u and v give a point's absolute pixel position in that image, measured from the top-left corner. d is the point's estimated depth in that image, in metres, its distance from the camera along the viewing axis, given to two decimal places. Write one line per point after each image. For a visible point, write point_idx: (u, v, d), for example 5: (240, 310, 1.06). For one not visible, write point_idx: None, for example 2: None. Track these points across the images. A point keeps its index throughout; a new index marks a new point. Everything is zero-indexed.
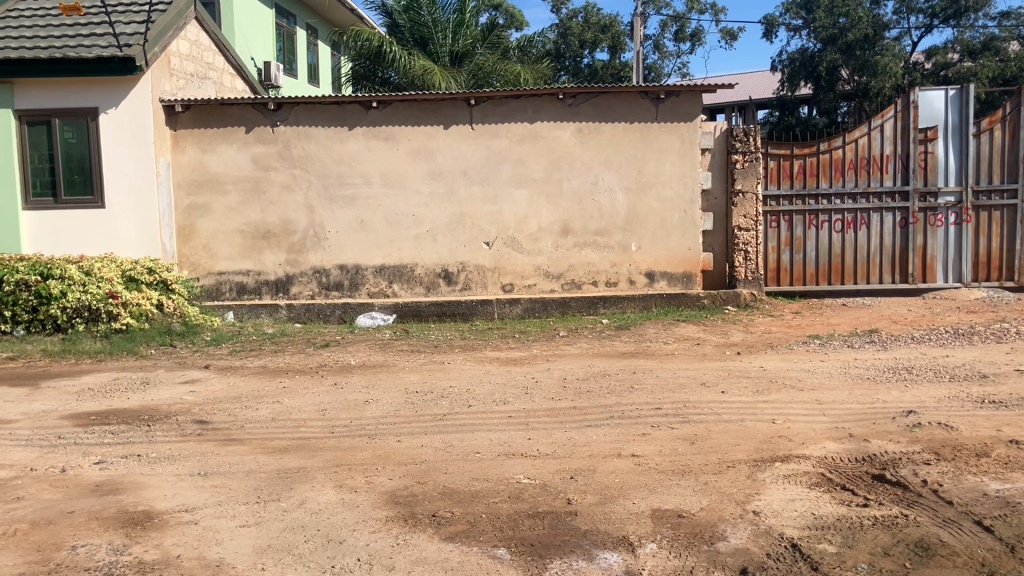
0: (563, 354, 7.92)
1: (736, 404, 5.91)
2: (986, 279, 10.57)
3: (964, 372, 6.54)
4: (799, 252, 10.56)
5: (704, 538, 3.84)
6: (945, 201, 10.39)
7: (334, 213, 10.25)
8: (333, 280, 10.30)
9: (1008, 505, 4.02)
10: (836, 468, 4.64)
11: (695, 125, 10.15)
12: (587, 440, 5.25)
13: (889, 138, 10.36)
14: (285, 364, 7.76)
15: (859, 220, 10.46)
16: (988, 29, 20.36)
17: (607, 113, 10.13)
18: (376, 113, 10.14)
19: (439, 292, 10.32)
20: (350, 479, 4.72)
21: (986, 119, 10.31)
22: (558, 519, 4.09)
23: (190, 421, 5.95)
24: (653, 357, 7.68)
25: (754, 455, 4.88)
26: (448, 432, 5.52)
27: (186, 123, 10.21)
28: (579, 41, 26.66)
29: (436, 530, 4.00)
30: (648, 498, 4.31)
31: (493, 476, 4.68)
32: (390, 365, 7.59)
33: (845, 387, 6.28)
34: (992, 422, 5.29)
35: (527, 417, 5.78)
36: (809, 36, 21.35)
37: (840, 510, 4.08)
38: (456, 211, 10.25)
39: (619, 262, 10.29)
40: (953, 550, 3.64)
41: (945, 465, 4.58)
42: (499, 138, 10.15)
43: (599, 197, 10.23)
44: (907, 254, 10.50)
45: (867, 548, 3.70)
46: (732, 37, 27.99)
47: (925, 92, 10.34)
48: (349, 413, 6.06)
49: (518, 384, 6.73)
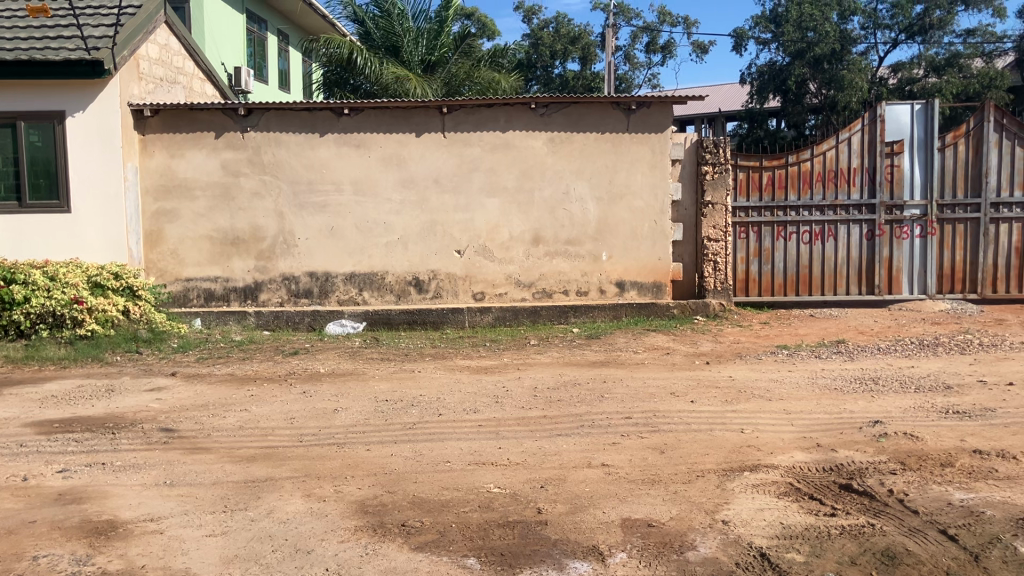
0: (534, 363, 7.91)
1: (706, 414, 5.94)
2: (950, 291, 10.72)
3: (930, 383, 6.62)
4: (768, 262, 10.65)
5: (674, 548, 3.85)
6: (911, 214, 10.54)
7: (304, 219, 10.19)
8: (303, 286, 10.24)
9: (972, 515, 4.08)
10: (804, 478, 4.68)
11: (666, 136, 10.21)
12: (558, 450, 5.25)
13: (857, 151, 10.48)
14: (253, 372, 7.68)
15: (827, 232, 10.58)
16: (953, 46, 20.79)
17: (579, 123, 10.17)
18: (348, 120, 10.08)
19: (409, 300, 10.29)
20: (318, 489, 4.68)
21: (950, 134, 10.47)
22: (528, 529, 4.08)
23: (155, 430, 5.88)
24: (624, 366, 7.70)
25: (724, 465, 4.91)
26: (418, 441, 5.49)
27: (154, 128, 10.10)
28: (550, 52, 26.71)
29: (405, 541, 3.97)
30: (619, 508, 4.31)
31: (463, 485, 4.66)
32: (360, 374, 7.53)
33: (812, 397, 6.33)
34: (956, 432, 5.36)
35: (497, 427, 5.77)
36: (777, 50, 21.65)
37: (808, 520, 4.11)
38: (427, 219, 10.23)
39: (590, 272, 10.32)
40: (918, 559, 3.68)
41: (911, 474, 4.64)
42: (471, 147, 10.14)
43: (570, 207, 10.26)
44: (873, 266, 10.64)
45: (835, 557, 3.73)
46: (703, 50, 28.19)
47: (891, 106, 10.47)
48: (317, 422, 6.00)
49: (488, 392, 6.72)
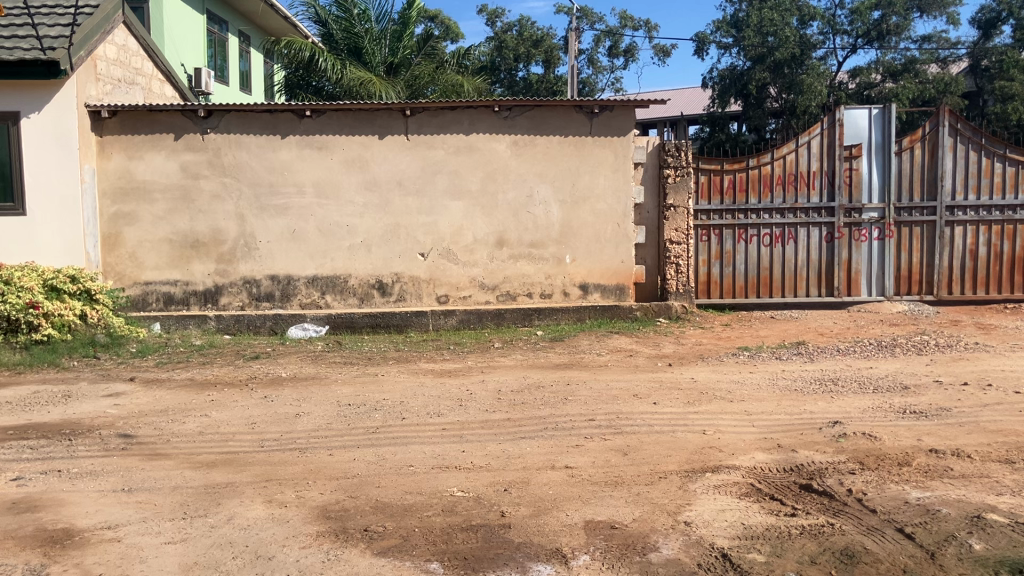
0: (498, 366, 7.91)
1: (668, 415, 5.98)
2: (907, 292, 10.90)
3: (887, 384, 6.72)
4: (729, 265, 10.75)
5: (636, 549, 3.87)
6: (869, 217, 10.70)
7: (265, 222, 10.10)
8: (264, 290, 10.15)
9: (928, 513, 4.14)
10: (765, 478, 4.72)
11: (628, 140, 10.27)
12: (521, 452, 5.25)
13: (816, 155, 10.61)
14: (213, 377, 7.59)
15: (787, 234, 10.71)
16: (909, 51, 21.16)
17: (542, 127, 10.19)
18: (310, 122, 10.01)
19: (372, 303, 10.23)
20: (280, 494, 4.63)
21: (907, 138, 10.63)
22: (492, 532, 4.07)
23: (113, 436, 5.78)
24: (587, 368, 7.72)
25: (686, 466, 4.94)
26: (381, 445, 5.46)
27: (112, 129, 9.96)
28: (513, 55, 26.75)
29: (368, 546, 3.94)
30: (582, 510, 4.32)
31: (426, 489, 4.64)
32: (322, 378, 7.47)
33: (773, 398, 6.39)
34: (913, 431, 5.44)
35: (461, 430, 5.75)
36: (738, 54, 21.86)
37: (769, 520, 4.15)
38: (390, 222, 10.18)
39: (554, 275, 10.34)
40: (876, 557, 3.73)
41: (869, 474, 4.70)
42: (434, 150, 10.12)
43: (533, 210, 10.28)
44: (832, 268, 10.78)
45: (795, 557, 3.77)
46: (665, 54, 28.39)
47: (850, 111, 10.61)
48: (279, 426, 5.95)
49: (452, 396, 6.70)
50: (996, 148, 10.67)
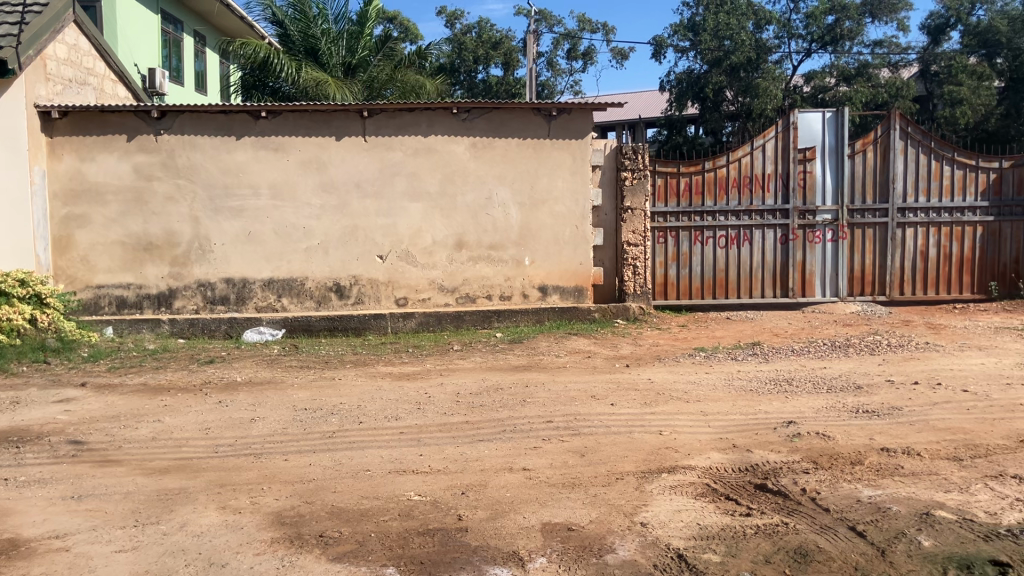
0: (457, 368, 7.90)
1: (625, 416, 6.00)
2: (860, 293, 11.07)
3: (840, 384, 6.82)
4: (686, 267, 10.84)
5: (593, 551, 3.88)
6: (823, 219, 10.86)
7: (220, 224, 9.97)
8: (219, 293, 10.02)
9: (879, 511, 4.20)
10: (720, 478, 4.76)
11: (586, 142, 10.31)
12: (478, 455, 5.24)
13: (771, 158, 10.74)
14: (167, 382, 7.47)
15: (742, 236, 10.82)
16: (862, 56, 21.53)
17: (501, 129, 10.18)
18: (266, 123, 9.90)
19: (329, 306, 10.15)
20: (234, 500, 4.57)
21: (859, 142, 10.79)
22: (448, 536, 4.06)
23: (63, 442, 5.67)
24: (546, 370, 7.74)
25: (642, 467, 4.97)
26: (337, 450, 5.42)
27: (62, 130, 9.77)
28: (473, 57, 26.73)
29: (323, 552, 3.90)
30: (539, 512, 4.32)
31: (383, 494, 4.61)
32: (278, 382, 7.39)
33: (728, 399, 6.45)
34: (865, 430, 5.52)
35: (418, 433, 5.73)
36: (695, 58, 22.05)
37: (724, 520, 4.18)
38: (348, 224, 10.11)
39: (513, 277, 10.35)
40: (829, 556, 3.78)
41: (822, 473, 4.76)
42: (392, 151, 10.07)
43: (492, 212, 10.27)
44: (787, 270, 10.92)
45: (750, 557, 3.80)
46: (623, 57, 28.56)
47: (803, 114, 10.75)
48: (234, 431, 5.87)
49: (410, 399, 6.67)
50: (945, 151, 10.87)
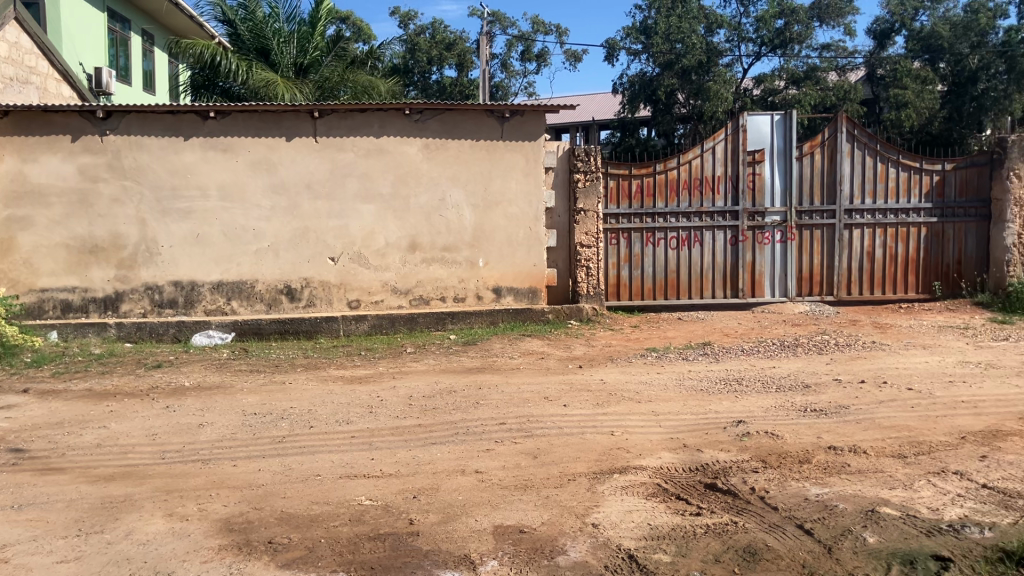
0: (410, 371, 7.86)
1: (577, 417, 6.02)
2: (809, 293, 11.24)
3: (789, 383, 6.90)
4: (638, 268, 10.92)
5: (544, 553, 3.88)
6: (771, 221, 11.01)
7: (168, 226, 9.81)
8: (167, 296, 9.86)
9: (826, 509, 4.26)
10: (671, 478, 4.80)
11: (539, 144, 10.33)
12: (431, 459, 5.21)
13: (720, 160, 10.85)
14: (113, 387, 7.32)
15: (692, 237, 10.93)
16: (810, 59, 21.87)
17: (454, 130, 10.15)
18: (214, 123, 9.76)
19: (280, 309, 10.04)
20: (181, 507, 4.49)
21: (807, 144, 10.95)
22: (399, 541, 4.03)
23: (3, 451, 5.52)
24: (499, 372, 7.73)
25: (594, 468, 4.98)
26: (287, 455, 5.35)
27: (4, 130, 9.53)
28: (426, 58, 26.65)
29: (272, 558, 3.85)
30: (491, 515, 4.31)
31: (333, 499, 4.56)
32: (227, 387, 7.28)
33: (679, 399, 6.50)
34: (813, 429, 5.60)
35: (370, 437, 5.68)
36: (648, 60, 22.21)
37: (674, 520, 4.21)
38: (299, 226, 10.01)
39: (466, 279, 10.33)
40: (777, 554, 3.82)
41: (771, 472, 4.82)
42: (344, 152, 9.98)
43: (445, 213, 10.23)
44: (737, 270, 11.05)
45: (700, 556, 3.83)
46: (576, 59, 28.68)
47: (753, 117, 10.90)
48: (181, 437, 5.77)
49: (362, 403, 6.61)
50: (890, 153, 11.07)
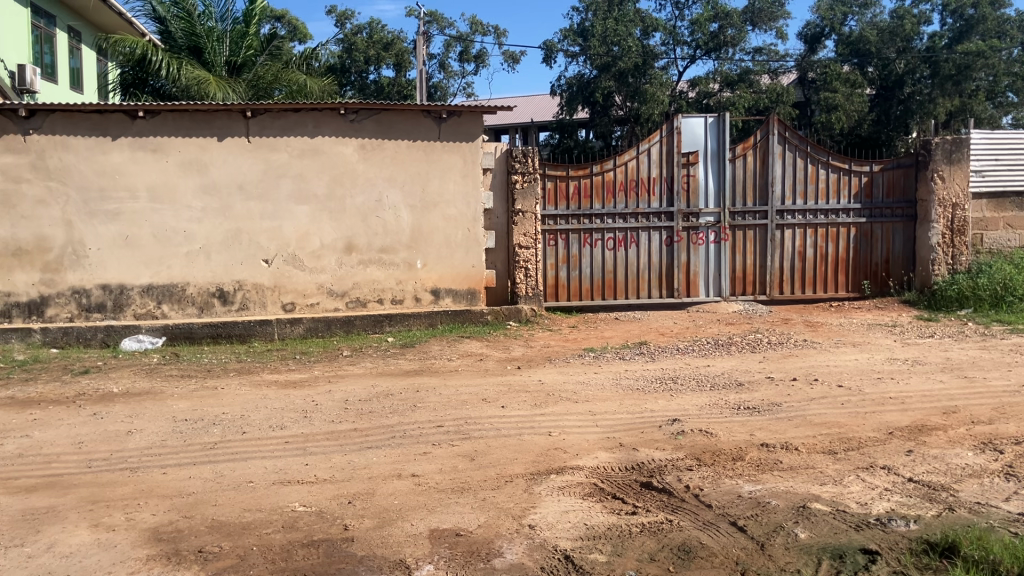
0: (346, 374, 7.77)
1: (515, 418, 6.01)
2: (742, 292, 11.42)
3: (723, 381, 7.00)
4: (575, 268, 10.98)
5: (481, 556, 3.86)
6: (705, 222, 11.16)
7: (95, 229, 9.55)
8: (95, 300, 9.60)
9: (759, 505, 4.32)
10: (607, 478, 4.82)
11: (477, 145, 10.31)
12: (367, 463, 5.15)
13: (656, 161, 10.97)
14: (37, 394, 7.09)
15: (629, 238, 11.02)
16: (743, 62, 22.27)
17: (390, 131, 10.07)
18: (143, 123, 9.52)
19: (213, 312, 9.84)
20: (107, 517, 4.36)
21: (740, 146, 11.12)
22: (333, 547, 3.97)
23: None
24: (437, 374, 7.69)
25: (531, 469, 4.98)
26: (219, 461, 5.24)
27: None
28: (363, 57, 26.44)
29: (202, 568, 3.77)
30: (427, 519, 4.27)
31: (266, 506, 4.48)
32: (158, 393, 7.11)
33: (616, 398, 6.54)
34: (746, 427, 5.68)
35: (304, 442, 5.60)
36: (585, 63, 22.36)
37: (610, 520, 4.22)
38: (231, 227, 9.83)
39: (404, 280, 10.26)
40: (711, 551, 3.86)
41: (705, 470, 4.87)
42: (277, 153, 9.83)
43: (382, 214, 10.15)
44: (673, 271, 11.17)
45: (635, 555, 3.85)
46: (515, 60, 28.73)
47: (687, 120, 11.00)
48: (108, 445, 5.61)
49: (296, 407, 6.51)
50: (819, 155, 11.31)
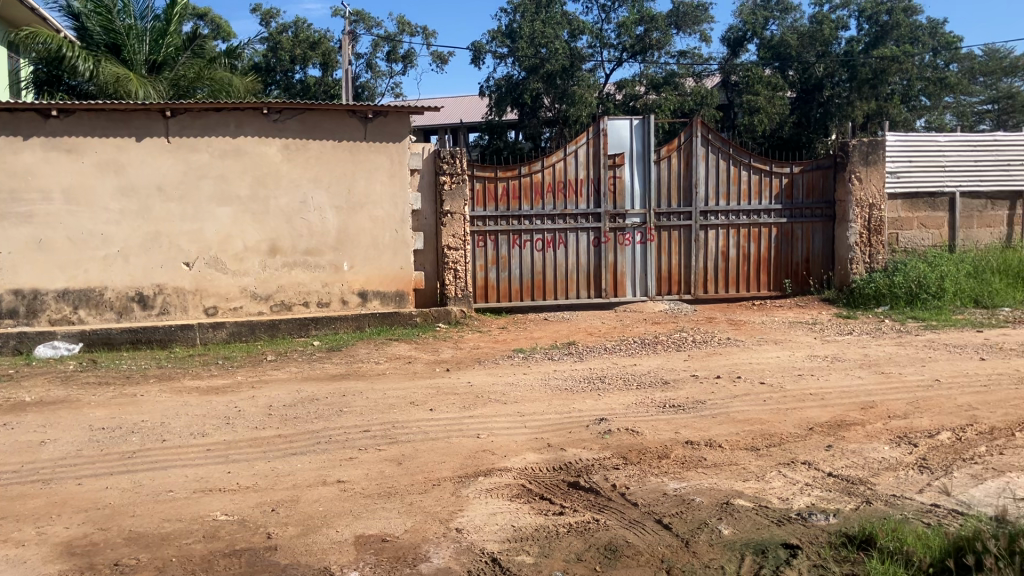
0: (270, 380, 7.63)
1: (442, 421, 5.98)
2: (668, 292, 11.58)
3: (649, 380, 7.08)
4: (504, 270, 11.00)
5: (406, 561, 3.82)
6: (631, 222, 11.28)
7: (6, 232, 9.21)
8: (6, 306, 9.26)
9: (684, 503, 4.37)
10: (535, 478, 4.82)
11: (403, 145, 10.24)
12: (291, 470, 5.06)
13: (582, 163, 11.04)
14: None
15: (557, 239, 11.08)
16: (668, 65, 22.59)
17: (315, 131, 9.94)
18: (56, 122, 9.20)
19: (132, 317, 9.58)
20: (17, 532, 4.20)
21: (665, 148, 11.27)
22: (256, 556, 3.89)
23: None
24: (364, 377, 7.61)
25: (458, 471, 4.95)
26: (137, 471, 5.10)
27: None
28: (289, 56, 26.06)
29: None
30: (352, 525, 4.22)
31: (186, 515, 4.37)
32: (73, 401, 6.87)
33: (544, 398, 6.56)
34: (672, 425, 5.75)
35: (227, 449, 5.48)
36: (514, 64, 22.40)
37: (537, 521, 4.23)
38: (151, 230, 9.58)
39: (330, 283, 10.13)
40: (636, 550, 3.90)
41: (632, 468, 4.91)
42: (198, 153, 9.61)
43: (307, 216, 10.01)
44: (600, 271, 11.27)
45: (562, 556, 3.86)
46: (443, 61, 28.65)
47: (612, 121, 11.11)
48: (19, 457, 5.40)
49: (218, 414, 6.37)
50: (742, 157, 11.52)
